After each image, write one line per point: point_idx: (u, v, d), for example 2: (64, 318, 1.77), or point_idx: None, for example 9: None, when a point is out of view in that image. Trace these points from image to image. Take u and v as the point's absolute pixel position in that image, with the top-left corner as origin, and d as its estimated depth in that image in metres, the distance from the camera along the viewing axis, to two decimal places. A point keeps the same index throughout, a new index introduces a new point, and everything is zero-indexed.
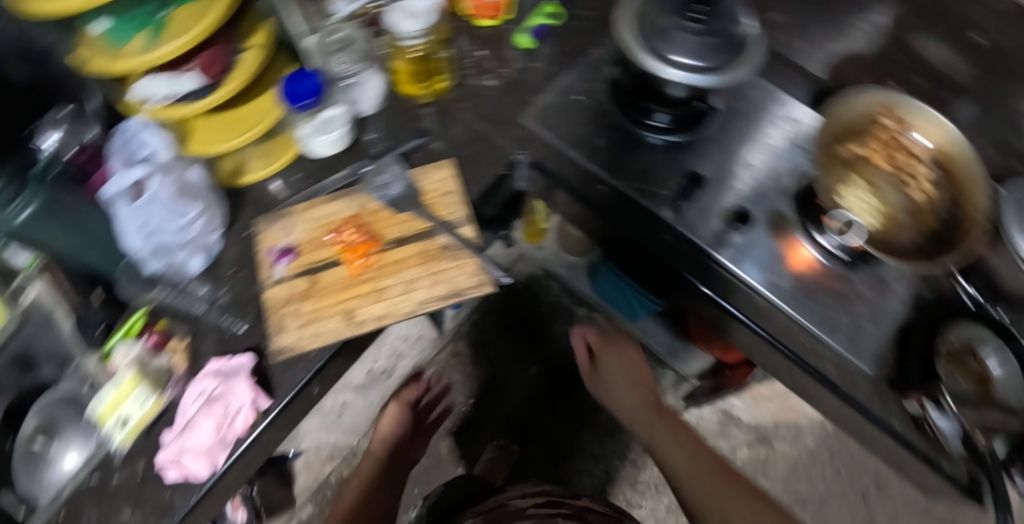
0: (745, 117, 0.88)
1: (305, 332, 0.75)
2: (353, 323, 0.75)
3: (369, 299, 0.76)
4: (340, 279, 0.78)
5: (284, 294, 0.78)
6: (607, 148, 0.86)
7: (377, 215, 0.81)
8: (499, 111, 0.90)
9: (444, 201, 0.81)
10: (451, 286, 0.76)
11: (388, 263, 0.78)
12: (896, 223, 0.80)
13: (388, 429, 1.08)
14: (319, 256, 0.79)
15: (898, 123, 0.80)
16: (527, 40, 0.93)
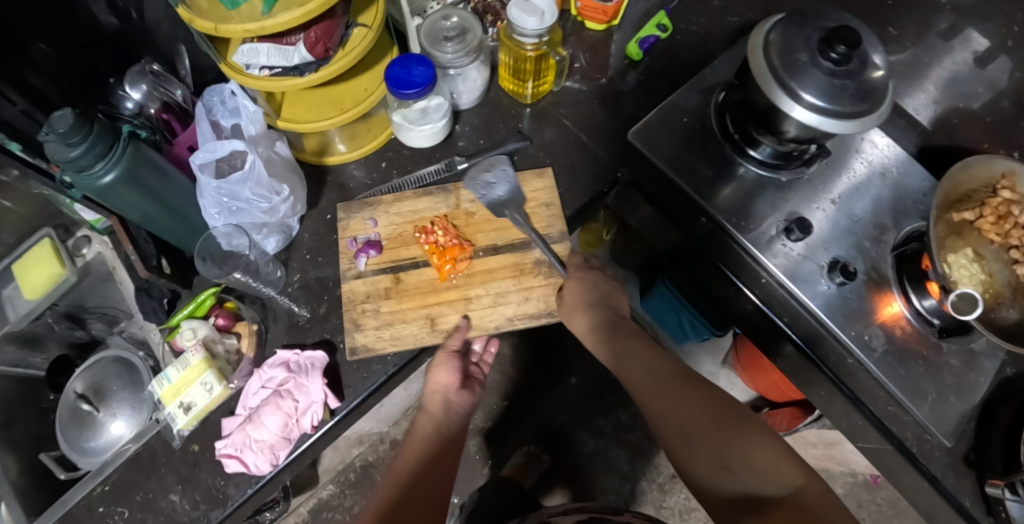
0: (840, 153, 0.83)
1: (383, 334, 0.72)
2: (436, 331, 0.72)
3: (454, 307, 0.73)
4: (424, 281, 0.74)
5: (361, 290, 0.74)
6: (712, 178, 0.80)
7: (469, 219, 0.77)
8: (599, 122, 0.86)
9: (540, 210, 0.78)
10: (545, 304, 0.73)
11: (479, 272, 0.74)
12: (1003, 297, 0.76)
13: (437, 380, 0.74)
14: (404, 253, 0.75)
15: (1014, 193, 0.76)
16: (636, 50, 0.87)
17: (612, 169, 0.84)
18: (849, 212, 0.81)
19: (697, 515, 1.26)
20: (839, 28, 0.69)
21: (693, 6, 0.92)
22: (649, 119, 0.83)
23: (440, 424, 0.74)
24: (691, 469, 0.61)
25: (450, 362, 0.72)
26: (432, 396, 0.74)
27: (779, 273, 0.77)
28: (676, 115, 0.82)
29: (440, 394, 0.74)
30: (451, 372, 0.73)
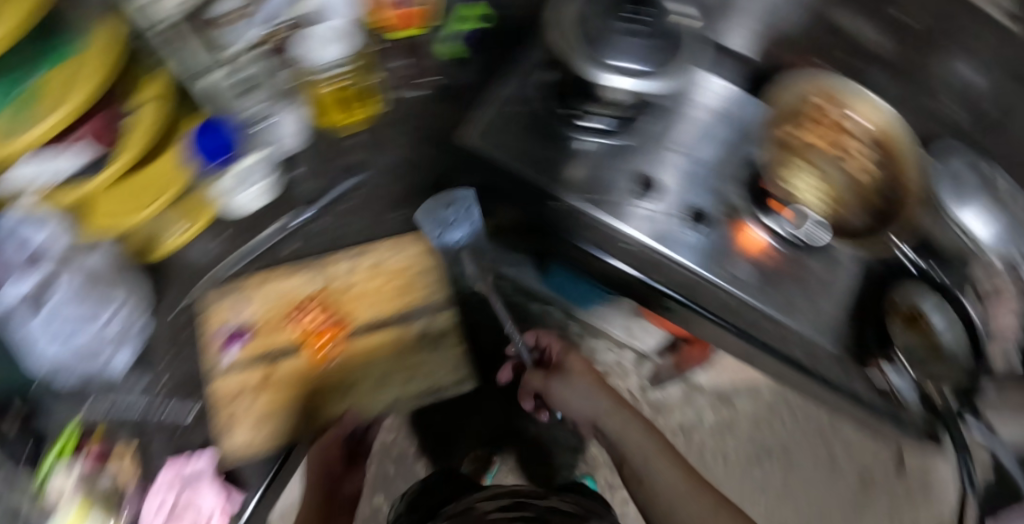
0: (674, 108, 0.87)
1: (261, 428, 0.77)
2: (319, 416, 0.81)
3: (335, 394, 0.81)
4: (299, 371, 0.79)
5: (232, 388, 0.76)
6: (558, 161, 0.78)
7: (346, 294, 0.81)
8: (427, 135, 0.85)
9: (417, 281, 0.83)
10: (430, 377, 0.86)
11: (360, 355, 0.82)
12: (846, 202, 0.81)
13: (319, 467, 0.77)
14: (276, 339, 0.78)
15: (836, 104, 0.80)
16: (455, 49, 0.84)
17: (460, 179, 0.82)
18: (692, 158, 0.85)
19: None
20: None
21: None
22: (485, 118, 0.79)
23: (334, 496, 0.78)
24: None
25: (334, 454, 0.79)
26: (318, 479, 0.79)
27: (643, 238, 0.79)
28: (511, 107, 0.79)
29: (322, 467, 0.78)
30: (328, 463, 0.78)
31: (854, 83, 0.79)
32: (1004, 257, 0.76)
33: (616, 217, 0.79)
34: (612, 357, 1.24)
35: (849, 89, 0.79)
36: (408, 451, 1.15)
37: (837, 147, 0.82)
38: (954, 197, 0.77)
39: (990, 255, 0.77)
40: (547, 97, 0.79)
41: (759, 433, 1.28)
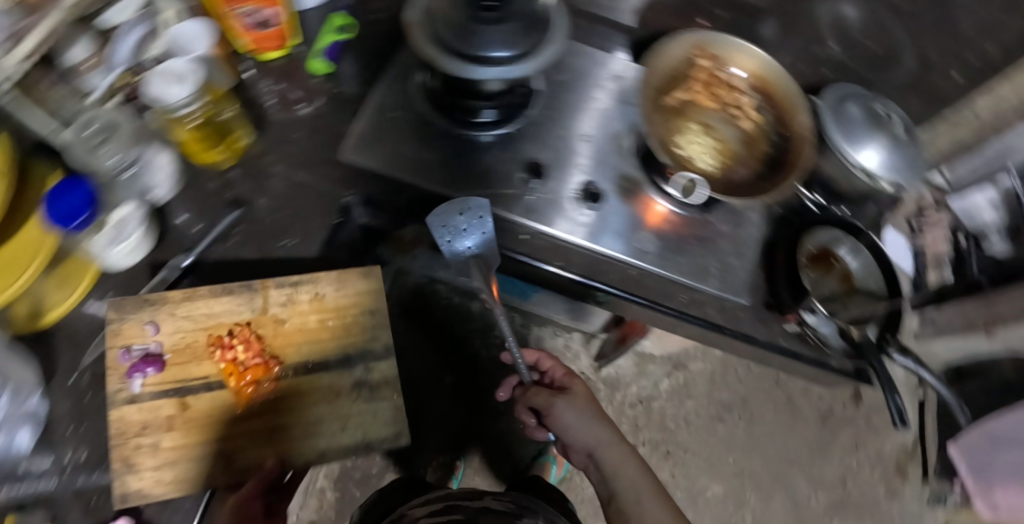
0: (571, 87, 0.81)
1: (167, 474, 0.64)
2: (232, 469, 0.66)
3: (255, 442, 0.67)
4: (217, 411, 0.66)
5: (137, 420, 0.64)
6: (439, 161, 0.75)
7: (276, 328, 0.70)
8: (310, 154, 0.78)
9: (358, 318, 0.72)
10: (365, 433, 0.70)
11: (289, 401, 0.69)
12: (738, 155, 0.77)
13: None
14: (194, 371, 0.67)
15: (715, 61, 0.78)
16: (322, 64, 0.81)
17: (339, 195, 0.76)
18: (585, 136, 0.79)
19: None
20: None
21: None
22: (360, 131, 0.75)
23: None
24: None
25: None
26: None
27: (534, 225, 0.75)
28: (389, 113, 0.76)
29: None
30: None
31: (726, 35, 0.76)
32: (898, 186, 0.76)
33: (503, 208, 0.75)
34: (559, 341, 1.29)
35: (725, 44, 0.77)
36: (372, 472, 1.21)
37: (719, 103, 0.79)
38: (842, 135, 0.76)
39: (882, 183, 0.76)
40: (423, 99, 0.76)
41: (715, 389, 1.34)
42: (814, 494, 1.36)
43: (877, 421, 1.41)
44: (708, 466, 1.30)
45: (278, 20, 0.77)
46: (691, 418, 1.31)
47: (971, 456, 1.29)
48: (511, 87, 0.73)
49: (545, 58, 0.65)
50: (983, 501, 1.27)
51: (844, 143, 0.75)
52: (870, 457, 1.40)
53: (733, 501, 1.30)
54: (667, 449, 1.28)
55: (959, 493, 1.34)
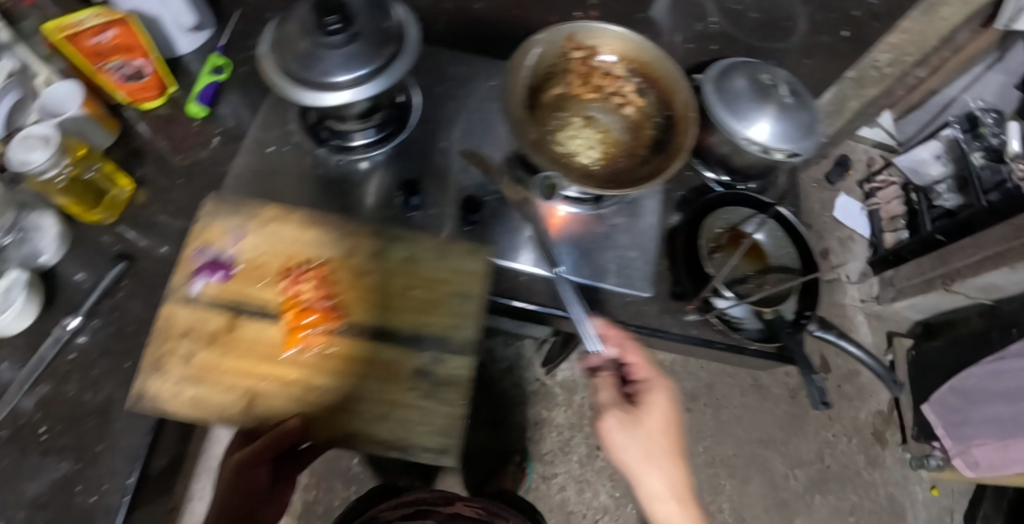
0: (451, 99, 0.80)
1: (182, 393, 0.59)
2: (252, 414, 0.59)
3: (285, 389, 0.60)
4: (258, 348, 0.61)
5: (183, 323, 0.61)
6: (316, 194, 0.74)
7: (353, 283, 0.65)
8: (195, 202, 0.78)
9: (448, 301, 0.66)
10: (408, 432, 0.60)
11: (340, 364, 0.61)
12: (622, 144, 0.75)
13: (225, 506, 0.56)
14: (255, 294, 0.63)
15: (585, 50, 0.74)
16: (197, 107, 0.81)
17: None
18: (470, 147, 0.78)
19: (577, 440, 1.25)
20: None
21: (247, 36, 0.87)
22: (236, 170, 0.75)
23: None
24: None
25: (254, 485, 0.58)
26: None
27: None
28: (270, 148, 0.76)
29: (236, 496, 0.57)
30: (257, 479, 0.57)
31: (590, 22, 0.73)
32: (796, 154, 0.74)
33: None
34: (511, 350, 1.29)
35: (593, 32, 0.73)
36: (335, 505, 1.19)
37: (598, 91, 0.78)
38: (727, 109, 0.73)
39: (776, 152, 0.73)
40: (302, 131, 0.76)
41: (676, 377, 1.34)
42: (792, 473, 1.33)
43: (847, 389, 1.40)
44: None
45: (152, 69, 0.79)
46: None
47: (943, 414, 1.29)
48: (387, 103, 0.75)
49: (396, 73, 0.67)
50: (962, 459, 1.24)
51: (727, 119, 0.73)
52: (847, 427, 1.38)
53: (707, 490, 1.27)
54: None
55: (940, 454, 1.31)
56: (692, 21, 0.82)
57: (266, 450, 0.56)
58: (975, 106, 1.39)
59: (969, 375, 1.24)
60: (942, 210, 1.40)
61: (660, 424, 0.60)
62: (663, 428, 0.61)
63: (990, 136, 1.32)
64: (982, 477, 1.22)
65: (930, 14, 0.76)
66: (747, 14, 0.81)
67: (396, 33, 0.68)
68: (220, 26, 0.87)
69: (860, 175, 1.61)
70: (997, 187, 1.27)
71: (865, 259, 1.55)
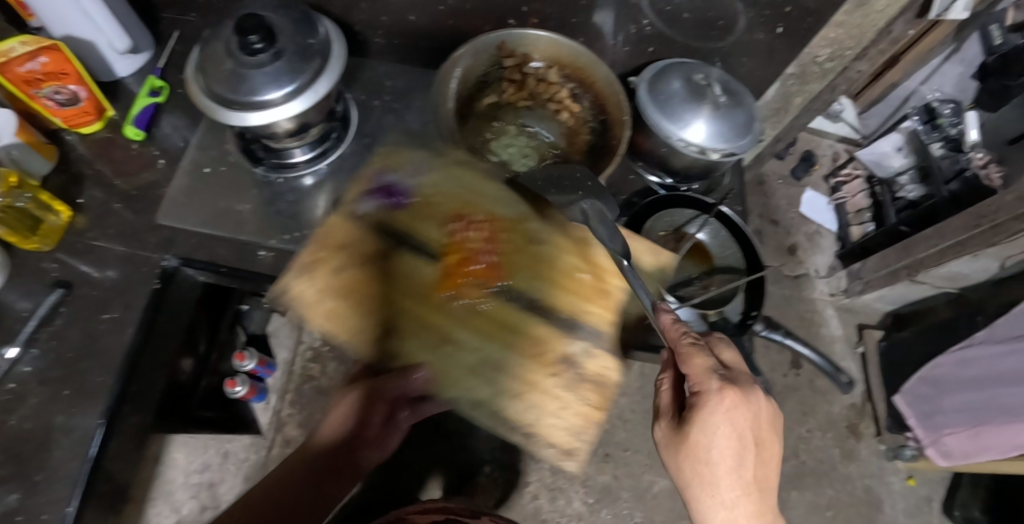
0: (389, 111, 0.83)
1: (325, 307, 0.67)
2: (382, 344, 0.66)
3: (427, 329, 0.67)
4: (417, 284, 0.69)
5: (341, 236, 0.69)
6: (255, 213, 0.75)
7: (521, 248, 0.72)
8: (133, 223, 0.75)
9: (606, 296, 0.71)
10: (534, 415, 0.66)
11: (485, 324, 0.68)
12: (559, 149, 0.79)
13: (333, 425, 0.63)
14: (422, 231, 0.70)
15: (517, 58, 0.76)
16: (133, 129, 0.80)
17: (155, 261, 0.73)
18: None
19: None
20: (243, 19, 0.66)
21: (185, 57, 0.87)
22: (172, 193, 0.75)
23: (318, 467, 0.63)
24: None
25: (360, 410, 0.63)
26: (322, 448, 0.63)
27: None
28: (206, 167, 0.77)
29: (338, 425, 0.63)
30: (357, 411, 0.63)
31: (518, 29, 0.74)
32: (733, 153, 0.73)
33: None
34: None
35: (523, 39, 0.74)
36: None
37: (532, 98, 0.81)
38: (659, 111, 0.74)
39: (713, 153, 0.73)
40: (238, 151, 0.78)
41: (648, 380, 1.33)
42: None
43: (821, 383, 1.40)
44: (652, 461, 1.27)
45: (86, 94, 0.77)
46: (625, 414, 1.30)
47: (916, 404, 1.27)
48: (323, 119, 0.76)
49: (318, 90, 0.67)
50: (936, 449, 1.24)
51: (658, 121, 0.73)
52: (822, 422, 1.38)
53: None
54: (605, 450, 1.26)
55: (914, 444, 1.30)
56: (626, 24, 0.81)
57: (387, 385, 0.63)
58: (933, 98, 1.43)
59: (937, 366, 1.22)
60: (905, 202, 1.42)
61: (698, 450, 0.55)
62: (734, 426, 0.54)
63: (948, 128, 1.35)
64: (956, 465, 1.23)
65: (865, 7, 0.72)
66: (680, 15, 0.78)
67: (320, 51, 0.69)
68: (159, 49, 0.88)
69: (825, 170, 1.63)
70: (957, 176, 1.31)
71: (833, 253, 1.56)
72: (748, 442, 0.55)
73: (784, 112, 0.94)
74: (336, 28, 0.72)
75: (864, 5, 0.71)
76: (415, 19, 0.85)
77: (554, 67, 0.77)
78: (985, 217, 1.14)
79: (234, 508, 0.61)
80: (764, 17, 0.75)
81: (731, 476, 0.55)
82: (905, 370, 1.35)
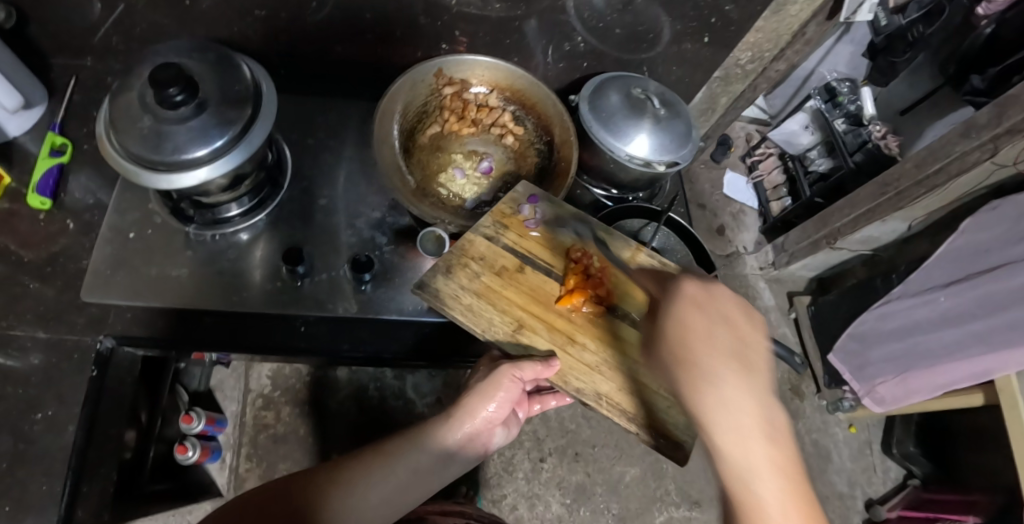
0: (325, 149, 0.80)
1: (468, 307, 0.65)
2: (515, 341, 0.65)
3: (557, 335, 0.65)
4: (543, 295, 0.67)
5: (479, 249, 0.68)
6: (195, 277, 0.70)
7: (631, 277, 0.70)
8: (52, 303, 0.67)
9: None
10: (650, 416, 0.63)
11: (606, 335, 0.66)
12: (509, 172, 0.80)
13: (481, 398, 0.64)
14: (546, 254, 0.69)
15: (456, 85, 0.77)
16: (37, 198, 0.70)
17: (88, 344, 0.66)
18: (356, 201, 0.77)
19: (519, 457, 1.28)
20: (155, 68, 0.59)
21: (87, 106, 0.77)
22: (94, 265, 0.69)
23: (433, 455, 0.62)
24: None
25: (513, 390, 0.64)
26: (460, 419, 0.65)
27: (312, 313, 0.70)
28: (133, 233, 0.71)
29: (480, 402, 0.64)
30: (507, 393, 0.64)
31: (454, 55, 0.74)
32: (676, 163, 0.76)
33: (269, 305, 0.70)
34: (438, 382, 1.28)
35: (460, 65, 0.75)
36: None
37: (475, 125, 0.80)
38: (602, 126, 0.75)
39: (657, 163, 0.76)
40: (165, 211, 0.72)
41: None
42: None
43: None
44: (618, 453, 1.32)
45: None
46: (588, 413, 1.35)
47: (848, 359, 1.38)
48: (257, 167, 0.71)
49: (250, 141, 0.63)
50: (870, 397, 1.34)
51: (603, 135, 0.75)
52: None
53: (652, 477, 1.31)
54: (575, 450, 1.30)
55: (851, 396, 1.42)
56: (559, 40, 0.81)
57: (529, 370, 0.63)
58: (831, 78, 1.54)
59: (862, 322, 1.33)
60: (816, 175, 1.54)
61: (668, 332, 0.52)
62: (703, 308, 0.52)
63: (847, 104, 1.46)
64: (888, 410, 1.33)
65: (782, 13, 0.76)
66: (612, 30, 0.80)
67: (247, 96, 0.65)
68: (54, 99, 0.77)
69: (742, 151, 1.75)
70: (860, 148, 1.42)
71: (758, 229, 1.69)
72: (727, 323, 0.51)
73: (712, 111, 0.98)
74: (263, 68, 0.68)
75: (780, 11, 0.75)
76: (341, 49, 0.82)
77: (494, 90, 0.78)
78: (891, 185, 1.26)
79: (328, 474, 0.58)
80: (691, 28, 0.78)
81: (723, 359, 0.49)
82: (836, 331, 1.47)
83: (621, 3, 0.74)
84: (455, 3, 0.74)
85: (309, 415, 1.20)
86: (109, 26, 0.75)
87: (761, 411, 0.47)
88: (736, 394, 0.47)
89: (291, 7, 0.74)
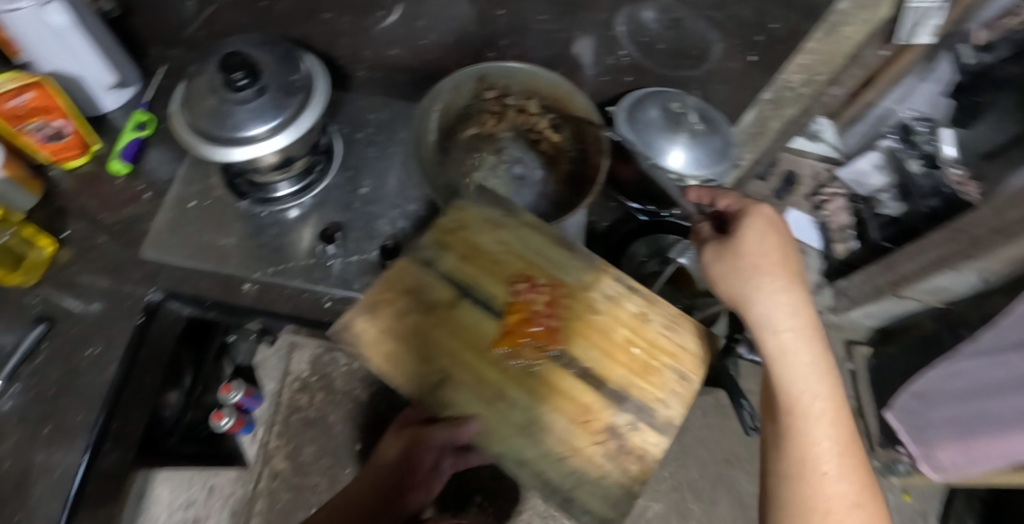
0: (372, 143, 0.85)
1: (386, 353, 0.60)
2: (434, 397, 0.59)
3: (481, 387, 0.60)
4: (473, 334, 0.61)
5: (408, 280, 0.63)
6: (239, 246, 0.76)
7: (580, 312, 0.62)
8: (115, 257, 0.75)
9: (663, 373, 0.60)
10: (575, 486, 0.55)
11: (541, 385, 0.59)
12: (539, 175, 0.84)
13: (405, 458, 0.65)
14: (485, 284, 0.63)
15: (499, 91, 0.80)
16: (119, 163, 0.79)
17: (140, 294, 0.73)
18: (396, 194, 0.81)
19: None
20: (226, 59, 0.67)
21: (172, 91, 0.87)
22: (156, 227, 0.76)
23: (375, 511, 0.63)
24: (782, 463, 0.52)
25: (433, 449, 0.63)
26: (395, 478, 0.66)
27: (338, 290, 0.74)
28: (193, 202, 0.78)
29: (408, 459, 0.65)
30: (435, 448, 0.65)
31: (499, 63, 0.77)
32: (710, 179, 0.77)
33: (300, 280, 0.74)
34: None
35: (502, 72, 0.77)
36: None
37: (512, 127, 0.86)
38: (637, 138, 0.76)
39: (691, 178, 0.77)
40: (223, 186, 0.79)
41: None
42: None
43: None
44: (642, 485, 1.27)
45: (72, 128, 0.75)
46: None
47: (906, 418, 1.28)
48: (307, 153, 0.77)
49: (299, 123, 0.68)
50: (928, 463, 1.23)
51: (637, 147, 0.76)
52: None
53: (676, 516, 1.25)
54: None
55: (906, 459, 1.30)
56: (604, 54, 0.83)
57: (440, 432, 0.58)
58: (909, 117, 1.45)
59: (925, 379, 1.21)
60: (886, 218, 1.46)
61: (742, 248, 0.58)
62: (772, 231, 0.58)
63: (923, 145, 1.43)
64: (949, 479, 1.22)
65: (836, 35, 0.74)
66: (656, 45, 0.80)
67: (303, 85, 0.71)
68: (145, 83, 0.87)
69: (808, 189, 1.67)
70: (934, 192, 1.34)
71: (818, 271, 1.60)
72: (783, 247, 0.58)
73: (762, 136, 0.95)
74: (319, 62, 0.73)
75: (833, 32, 0.73)
76: (398, 53, 0.87)
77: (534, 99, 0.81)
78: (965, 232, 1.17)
79: None
80: (738, 46, 0.77)
81: (786, 275, 0.56)
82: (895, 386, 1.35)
83: (665, 18, 0.75)
84: (504, 13, 0.77)
85: (340, 404, 1.25)
86: (197, 21, 0.84)
87: (811, 328, 0.55)
88: (792, 310, 0.55)
89: (354, 12, 0.80)
